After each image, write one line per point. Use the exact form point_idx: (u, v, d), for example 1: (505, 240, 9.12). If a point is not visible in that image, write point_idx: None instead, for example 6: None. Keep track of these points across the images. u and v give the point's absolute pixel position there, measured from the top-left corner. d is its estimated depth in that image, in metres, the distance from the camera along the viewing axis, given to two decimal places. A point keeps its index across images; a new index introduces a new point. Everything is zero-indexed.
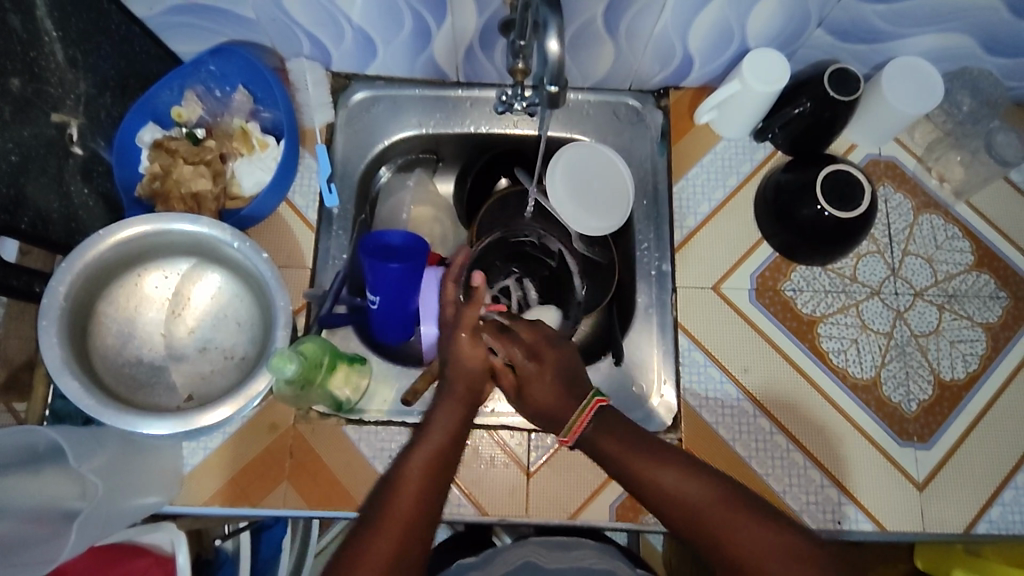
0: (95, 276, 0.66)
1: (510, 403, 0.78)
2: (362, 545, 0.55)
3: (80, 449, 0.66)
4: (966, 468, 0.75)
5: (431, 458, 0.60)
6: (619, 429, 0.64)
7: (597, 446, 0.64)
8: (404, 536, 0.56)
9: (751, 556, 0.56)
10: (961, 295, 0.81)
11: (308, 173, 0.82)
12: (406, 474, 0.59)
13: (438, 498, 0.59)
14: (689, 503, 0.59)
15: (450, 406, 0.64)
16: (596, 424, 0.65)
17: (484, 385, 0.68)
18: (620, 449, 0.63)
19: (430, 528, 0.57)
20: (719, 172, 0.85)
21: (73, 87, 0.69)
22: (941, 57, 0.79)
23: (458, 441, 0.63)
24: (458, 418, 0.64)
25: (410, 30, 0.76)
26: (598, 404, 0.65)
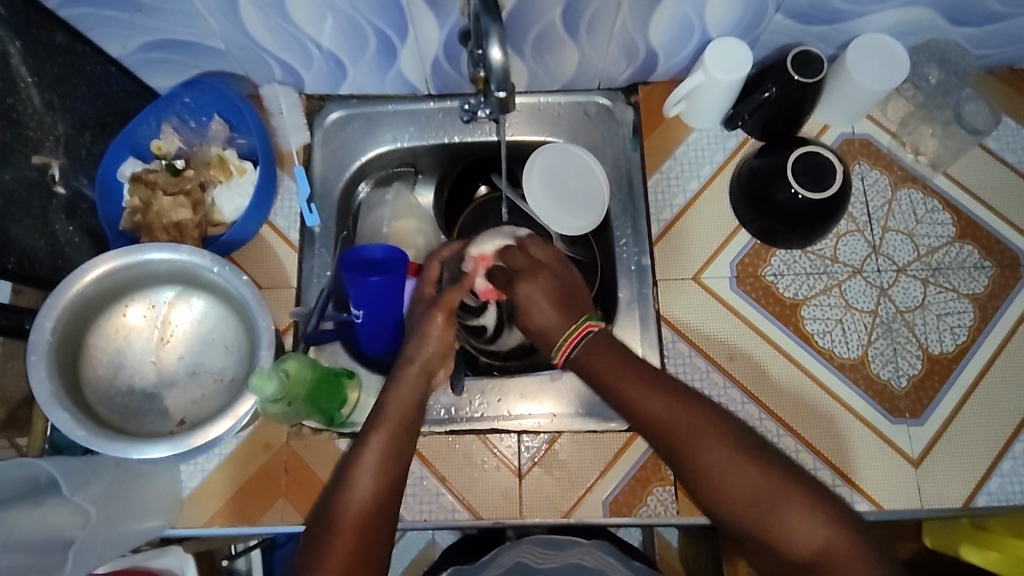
0: (81, 311, 0.68)
1: (525, 405, 0.79)
2: (313, 557, 0.56)
3: (75, 477, 0.67)
4: (961, 442, 0.74)
5: (381, 449, 0.61)
6: (617, 354, 0.65)
7: (590, 363, 0.66)
8: (358, 537, 0.57)
9: (745, 499, 0.57)
10: (946, 268, 0.80)
11: (288, 195, 0.84)
12: (357, 476, 0.59)
13: (390, 503, 0.59)
14: (695, 444, 0.60)
15: (396, 394, 0.64)
16: (589, 346, 0.66)
17: (438, 369, 0.67)
18: (636, 388, 0.63)
19: (383, 532, 0.58)
20: (692, 163, 0.85)
21: (52, 129, 0.71)
22: (907, 31, 0.79)
23: (409, 428, 0.63)
24: (407, 403, 0.64)
25: (375, 48, 0.78)
26: (587, 327, 0.67)
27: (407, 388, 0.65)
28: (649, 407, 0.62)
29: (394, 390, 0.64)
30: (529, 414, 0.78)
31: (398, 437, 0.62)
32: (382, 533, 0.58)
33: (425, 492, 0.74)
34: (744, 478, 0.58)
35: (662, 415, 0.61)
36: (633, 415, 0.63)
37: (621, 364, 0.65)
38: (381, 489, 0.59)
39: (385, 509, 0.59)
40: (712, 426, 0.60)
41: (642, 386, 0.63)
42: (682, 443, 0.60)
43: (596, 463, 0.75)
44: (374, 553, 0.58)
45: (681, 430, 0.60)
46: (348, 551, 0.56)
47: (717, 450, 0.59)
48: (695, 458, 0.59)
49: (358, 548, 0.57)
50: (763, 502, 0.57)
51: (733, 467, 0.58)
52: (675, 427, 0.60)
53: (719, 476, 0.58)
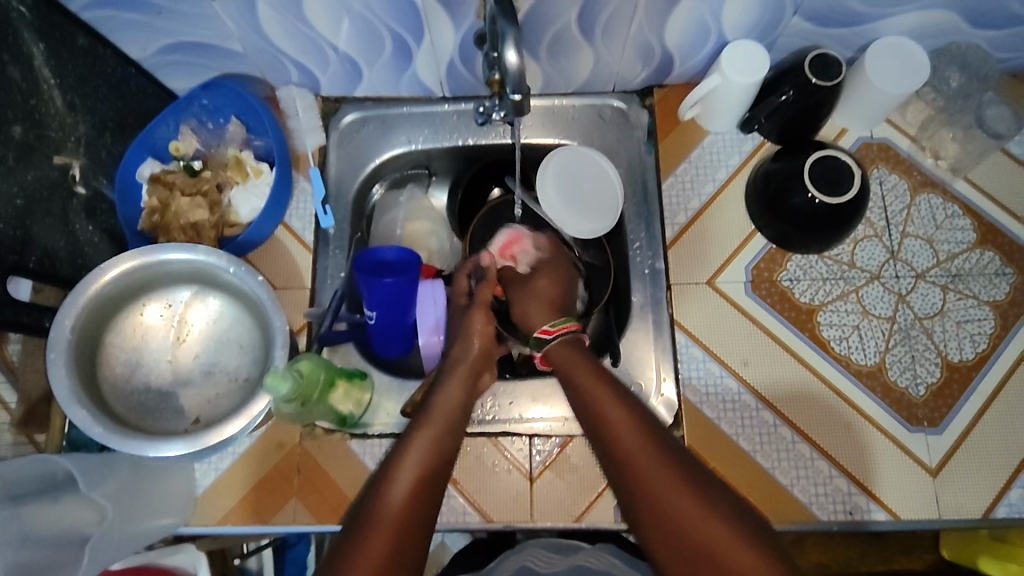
0: (100, 309, 0.68)
1: (536, 409, 0.78)
2: (351, 546, 0.56)
3: (93, 475, 0.69)
4: (981, 452, 0.73)
5: (429, 445, 0.63)
6: (598, 373, 0.67)
7: (569, 369, 0.69)
8: (396, 533, 0.57)
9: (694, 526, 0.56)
10: (966, 274, 0.79)
11: (303, 197, 0.85)
12: (398, 472, 0.60)
13: (432, 499, 0.60)
14: (645, 470, 0.59)
15: (446, 394, 0.68)
16: (570, 347, 0.71)
17: (483, 370, 0.72)
18: (607, 405, 0.64)
19: (424, 527, 0.59)
20: (708, 166, 0.84)
21: (73, 130, 0.72)
22: (928, 34, 0.78)
23: (455, 427, 0.66)
24: (454, 403, 0.67)
25: (391, 51, 0.78)
26: (569, 325, 0.73)
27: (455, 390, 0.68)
28: (612, 424, 0.62)
29: (443, 391, 0.68)
30: (541, 418, 0.78)
31: (444, 435, 0.65)
32: (419, 532, 0.59)
33: None
34: (684, 505, 0.57)
35: (619, 435, 0.61)
36: (593, 433, 0.64)
37: (597, 381, 0.66)
38: (424, 483, 0.60)
39: (426, 504, 0.60)
40: (666, 451, 0.60)
41: (612, 403, 0.64)
42: (632, 465, 0.59)
43: None
44: (415, 545, 0.58)
45: (636, 452, 0.60)
46: (386, 545, 0.56)
47: (667, 475, 0.58)
48: (641, 483, 0.58)
49: (399, 538, 0.57)
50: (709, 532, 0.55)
51: (676, 492, 0.57)
52: (629, 448, 0.60)
53: (660, 500, 0.57)
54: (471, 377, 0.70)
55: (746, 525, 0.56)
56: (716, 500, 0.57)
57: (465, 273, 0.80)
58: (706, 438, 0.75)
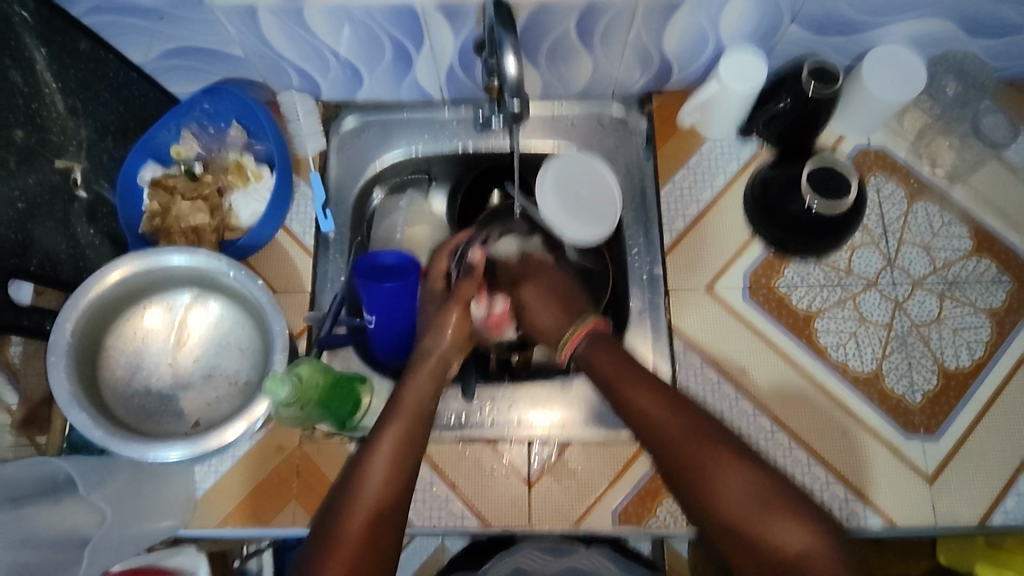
0: (100, 313, 0.69)
1: (534, 414, 0.79)
2: (328, 534, 0.58)
3: (92, 479, 0.69)
4: (977, 458, 0.73)
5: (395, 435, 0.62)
6: (626, 360, 0.67)
7: (593, 366, 0.69)
8: (371, 521, 0.58)
9: (729, 498, 0.58)
10: (962, 282, 0.79)
11: (304, 201, 0.85)
12: (372, 463, 0.61)
13: (399, 498, 0.60)
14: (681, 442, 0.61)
15: (410, 389, 0.66)
16: (594, 345, 0.70)
17: (452, 361, 0.70)
18: (641, 394, 0.64)
19: (394, 525, 0.60)
20: (706, 173, 0.85)
21: (75, 134, 0.73)
22: (925, 43, 0.78)
23: (421, 422, 0.64)
24: (421, 396, 0.65)
25: (391, 57, 0.79)
26: (592, 324, 0.73)
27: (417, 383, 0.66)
28: (649, 412, 0.63)
29: (412, 380, 0.66)
30: (539, 422, 0.78)
31: (409, 430, 0.63)
32: (394, 518, 0.60)
33: (434, 498, 0.75)
34: (718, 475, 0.59)
35: (660, 420, 0.62)
36: (631, 418, 0.65)
37: (626, 369, 0.66)
38: (391, 484, 0.60)
39: (394, 504, 0.60)
40: (706, 429, 0.61)
41: (645, 390, 0.64)
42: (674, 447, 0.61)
43: (605, 473, 0.75)
44: (385, 544, 0.59)
45: (676, 435, 0.61)
46: (361, 533, 0.58)
47: (710, 453, 0.59)
48: (688, 464, 0.60)
49: (366, 539, 0.58)
50: (744, 503, 0.57)
51: (721, 470, 0.59)
52: (671, 431, 0.61)
53: (707, 479, 0.59)
54: (438, 369, 0.68)
55: (797, 500, 0.57)
56: (764, 475, 0.58)
57: (445, 252, 0.79)
58: None
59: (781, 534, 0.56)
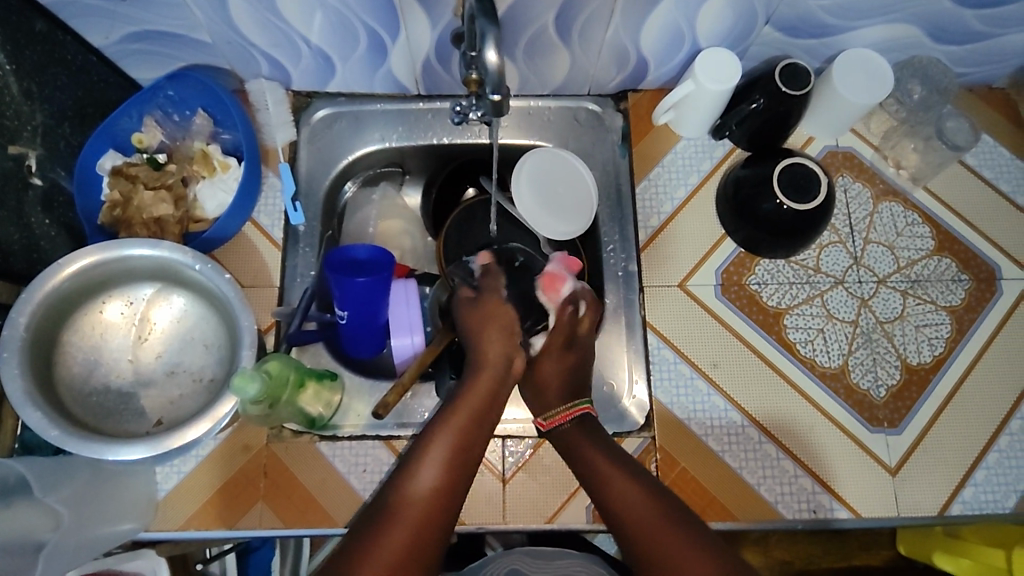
0: (57, 307, 0.65)
1: (511, 410, 0.79)
2: (376, 531, 0.60)
3: (49, 481, 0.67)
4: (937, 451, 0.76)
5: (449, 441, 0.66)
6: (603, 444, 0.70)
7: (573, 448, 0.70)
8: (419, 523, 0.61)
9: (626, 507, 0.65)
10: (924, 280, 0.82)
11: (272, 193, 0.83)
12: (424, 468, 0.64)
13: (456, 492, 0.64)
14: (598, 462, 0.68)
15: (484, 376, 0.71)
16: (576, 427, 0.71)
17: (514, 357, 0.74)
18: (617, 483, 0.67)
19: (448, 519, 0.63)
20: (680, 171, 0.86)
21: (30, 119, 0.69)
22: (891, 47, 0.81)
23: (487, 417, 0.69)
24: (490, 388, 0.70)
25: (366, 46, 0.77)
26: (581, 410, 0.73)
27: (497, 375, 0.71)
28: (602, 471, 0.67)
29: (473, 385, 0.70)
30: (513, 419, 0.78)
31: (473, 426, 0.67)
32: (442, 522, 0.62)
33: None
34: (616, 483, 0.66)
35: (639, 517, 0.64)
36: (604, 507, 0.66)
37: (604, 455, 0.69)
38: (450, 478, 0.64)
39: (449, 498, 0.63)
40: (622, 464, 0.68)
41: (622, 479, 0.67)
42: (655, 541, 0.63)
43: None
44: (436, 538, 0.62)
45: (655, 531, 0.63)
46: (408, 535, 0.60)
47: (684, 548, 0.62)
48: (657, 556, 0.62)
49: (421, 534, 0.61)
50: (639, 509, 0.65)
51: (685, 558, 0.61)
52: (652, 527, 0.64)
53: (618, 506, 0.66)
54: (505, 361, 0.73)
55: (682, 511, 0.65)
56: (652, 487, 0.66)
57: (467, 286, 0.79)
58: (677, 439, 0.76)
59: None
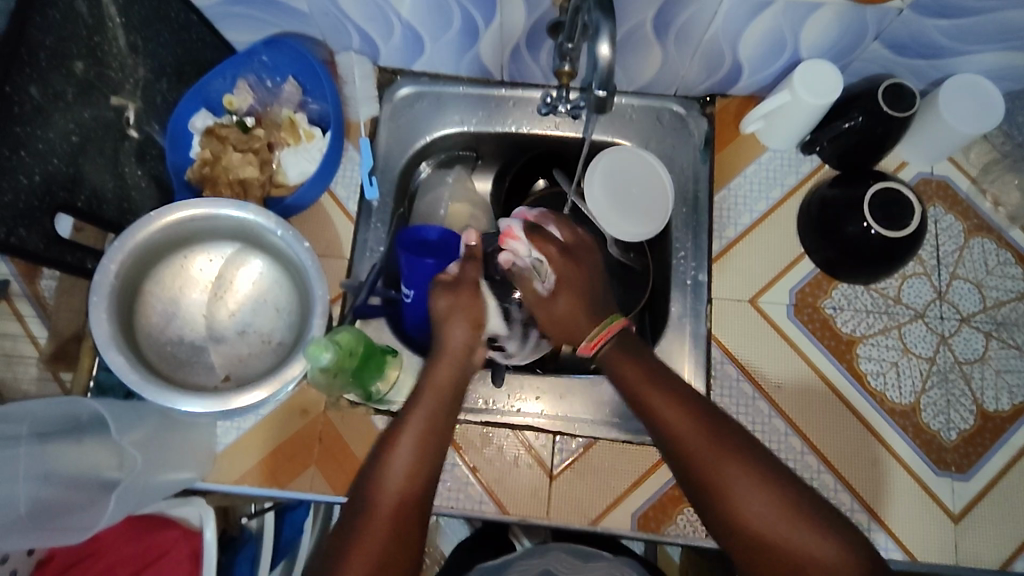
0: (145, 256, 0.68)
1: (533, 404, 0.77)
2: (352, 534, 0.57)
3: (123, 420, 0.69)
4: (1005, 503, 0.73)
5: (414, 437, 0.61)
6: (646, 362, 0.65)
7: (616, 371, 0.65)
8: (394, 525, 0.57)
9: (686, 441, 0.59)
10: (1011, 324, 0.78)
11: (351, 165, 0.84)
12: (390, 465, 0.60)
13: (424, 495, 0.60)
14: (654, 398, 0.62)
15: (440, 369, 0.65)
16: (617, 347, 0.66)
17: (477, 341, 0.68)
18: (674, 414, 0.60)
19: (422, 523, 0.59)
20: (762, 183, 0.83)
21: (133, 72, 0.71)
22: (1005, 76, 0.76)
23: (449, 409, 0.64)
24: (450, 380, 0.65)
25: (459, 28, 0.77)
26: (614, 326, 0.67)
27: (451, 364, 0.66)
28: (658, 413, 0.61)
29: (433, 372, 0.65)
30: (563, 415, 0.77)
31: (439, 411, 0.63)
32: (419, 519, 0.59)
33: (454, 479, 0.74)
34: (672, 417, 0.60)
35: (705, 454, 0.58)
36: (655, 432, 0.61)
37: (643, 372, 0.64)
38: (417, 472, 0.60)
39: (421, 493, 0.59)
40: (678, 398, 0.61)
41: (679, 411, 0.61)
42: (718, 477, 0.57)
43: (628, 475, 0.74)
44: (409, 545, 0.57)
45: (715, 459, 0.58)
46: (382, 534, 0.57)
47: (735, 468, 0.57)
48: (704, 472, 0.58)
49: (391, 543, 0.57)
50: (698, 446, 0.59)
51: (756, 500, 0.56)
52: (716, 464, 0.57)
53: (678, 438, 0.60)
54: (465, 350, 0.67)
55: (744, 447, 0.58)
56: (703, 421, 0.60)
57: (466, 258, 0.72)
58: None
59: (818, 556, 0.54)
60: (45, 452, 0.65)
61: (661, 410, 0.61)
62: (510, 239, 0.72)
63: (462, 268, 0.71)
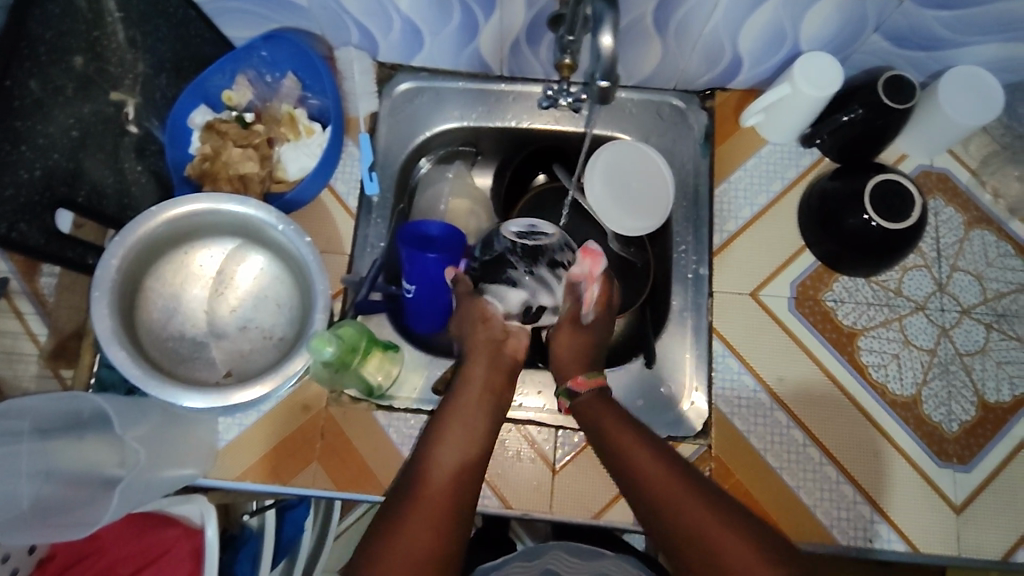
0: (146, 251, 0.67)
1: (534, 399, 0.78)
2: (406, 505, 0.61)
3: (126, 416, 0.69)
4: (1007, 494, 0.73)
5: (461, 420, 0.67)
6: (612, 410, 0.68)
7: (591, 417, 0.68)
8: (447, 497, 0.62)
9: (653, 483, 0.61)
10: (1011, 315, 0.78)
11: (350, 161, 0.84)
12: (440, 444, 0.65)
13: (471, 478, 0.64)
14: (619, 441, 0.64)
15: (476, 363, 0.72)
16: (595, 396, 0.69)
17: (504, 338, 0.75)
18: (643, 466, 0.62)
19: (469, 504, 0.63)
20: (763, 177, 0.83)
21: (132, 67, 0.71)
22: (1004, 67, 0.76)
23: (488, 398, 0.70)
24: (487, 370, 0.72)
25: (458, 22, 0.76)
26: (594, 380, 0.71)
27: (492, 363, 0.72)
28: (626, 457, 0.63)
29: (470, 368, 0.72)
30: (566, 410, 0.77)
31: (481, 399, 0.70)
32: (468, 492, 0.63)
33: None
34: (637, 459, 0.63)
35: (671, 502, 0.59)
36: (623, 476, 0.63)
37: (613, 417, 0.67)
38: (466, 450, 0.65)
39: (472, 467, 0.65)
40: (643, 440, 0.64)
41: (645, 454, 0.63)
42: (693, 525, 0.57)
43: None
44: (463, 514, 0.62)
45: (692, 511, 0.58)
46: (436, 505, 0.61)
47: (702, 512, 0.58)
48: (670, 515, 0.59)
49: (442, 521, 0.60)
50: (663, 488, 0.60)
51: (729, 545, 0.56)
52: (690, 515, 0.58)
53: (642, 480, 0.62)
54: (495, 346, 0.74)
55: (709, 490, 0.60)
56: (666, 466, 0.62)
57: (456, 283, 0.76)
58: (734, 450, 0.74)
59: None
60: (47, 449, 0.66)
61: (628, 452, 0.63)
62: (584, 257, 0.75)
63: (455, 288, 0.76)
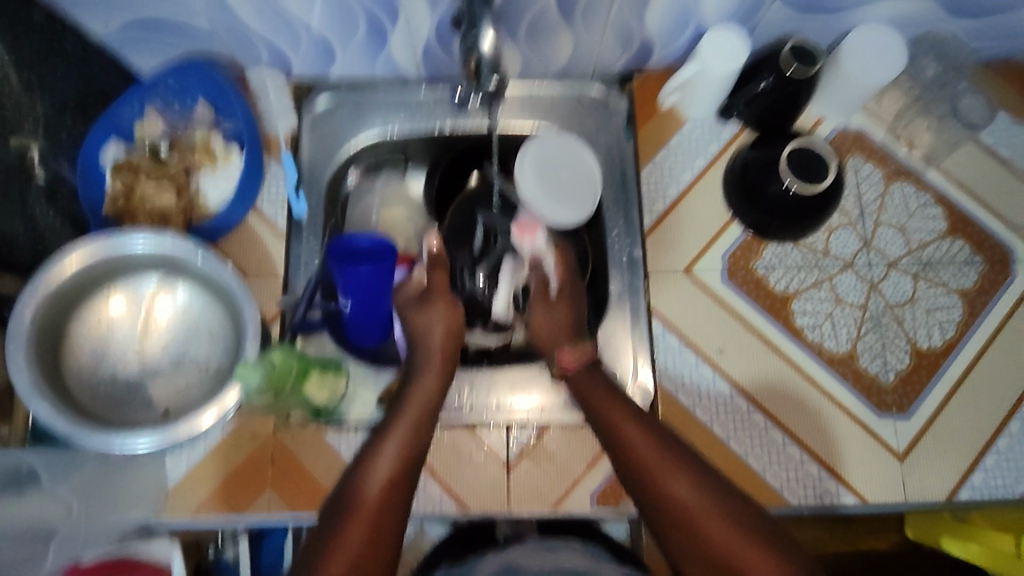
0: (63, 298, 0.67)
1: (511, 397, 0.79)
2: (332, 529, 0.59)
3: (58, 471, 0.68)
4: (945, 437, 0.75)
5: (399, 442, 0.63)
6: (606, 387, 0.69)
7: (582, 391, 0.70)
8: (376, 522, 0.59)
9: (638, 451, 0.64)
10: (936, 263, 0.80)
11: (275, 181, 0.82)
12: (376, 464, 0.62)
13: (408, 488, 0.62)
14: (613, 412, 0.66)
15: (427, 376, 0.69)
16: (587, 371, 0.71)
17: (455, 345, 0.72)
18: (630, 430, 0.65)
19: (400, 519, 0.61)
20: (686, 154, 0.84)
21: (31, 110, 0.69)
22: (905, 24, 0.78)
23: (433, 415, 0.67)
24: (436, 387, 0.69)
25: (366, 30, 0.76)
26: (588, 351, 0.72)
27: (444, 372, 0.70)
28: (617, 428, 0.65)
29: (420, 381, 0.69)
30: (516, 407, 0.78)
31: (425, 419, 0.66)
32: (397, 519, 0.61)
33: None
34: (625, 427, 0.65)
35: (654, 472, 0.62)
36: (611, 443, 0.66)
37: (607, 393, 0.68)
38: (399, 472, 0.62)
39: (403, 491, 0.62)
40: (630, 410, 0.66)
41: (633, 426, 0.65)
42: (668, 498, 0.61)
43: (583, 456, 0.75)
44: (386, 543, 0.59)
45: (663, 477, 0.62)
46: (363, 533, 0.58)
47: (679, 479, 0.61)
48: (650, 481, 0.62)
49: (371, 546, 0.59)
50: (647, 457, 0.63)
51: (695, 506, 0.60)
52: (677, 489, 0.61)
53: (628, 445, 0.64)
54: (449, 354, 0.71)
55: (692, 459, 0.63)
56: (653, 436, 0.64)
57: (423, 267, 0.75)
58: (681, 425, 0.75)
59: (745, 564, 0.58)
60: None
61: (620, 423, 0.66)
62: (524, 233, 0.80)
63: (431, 276, 0.74)
